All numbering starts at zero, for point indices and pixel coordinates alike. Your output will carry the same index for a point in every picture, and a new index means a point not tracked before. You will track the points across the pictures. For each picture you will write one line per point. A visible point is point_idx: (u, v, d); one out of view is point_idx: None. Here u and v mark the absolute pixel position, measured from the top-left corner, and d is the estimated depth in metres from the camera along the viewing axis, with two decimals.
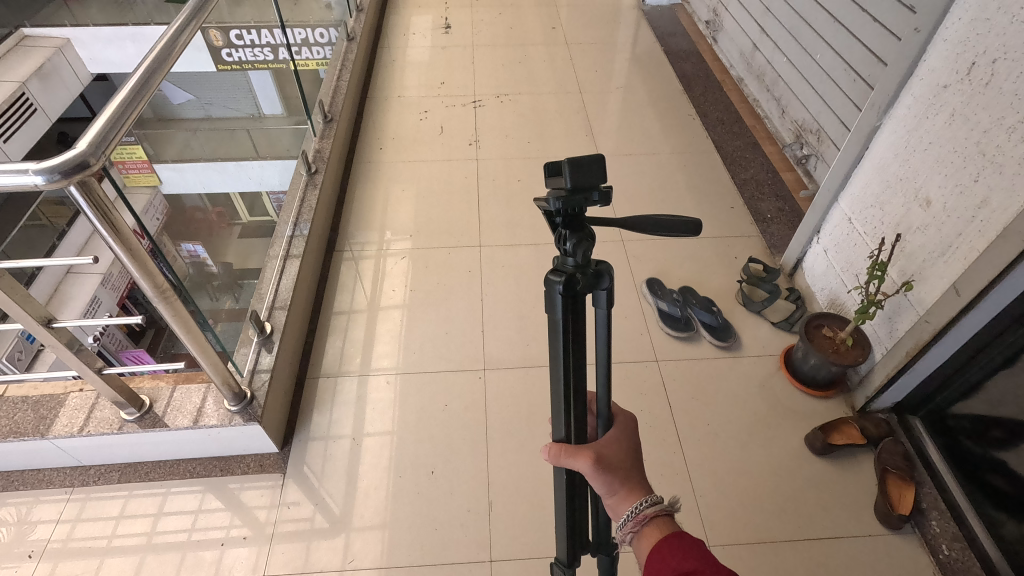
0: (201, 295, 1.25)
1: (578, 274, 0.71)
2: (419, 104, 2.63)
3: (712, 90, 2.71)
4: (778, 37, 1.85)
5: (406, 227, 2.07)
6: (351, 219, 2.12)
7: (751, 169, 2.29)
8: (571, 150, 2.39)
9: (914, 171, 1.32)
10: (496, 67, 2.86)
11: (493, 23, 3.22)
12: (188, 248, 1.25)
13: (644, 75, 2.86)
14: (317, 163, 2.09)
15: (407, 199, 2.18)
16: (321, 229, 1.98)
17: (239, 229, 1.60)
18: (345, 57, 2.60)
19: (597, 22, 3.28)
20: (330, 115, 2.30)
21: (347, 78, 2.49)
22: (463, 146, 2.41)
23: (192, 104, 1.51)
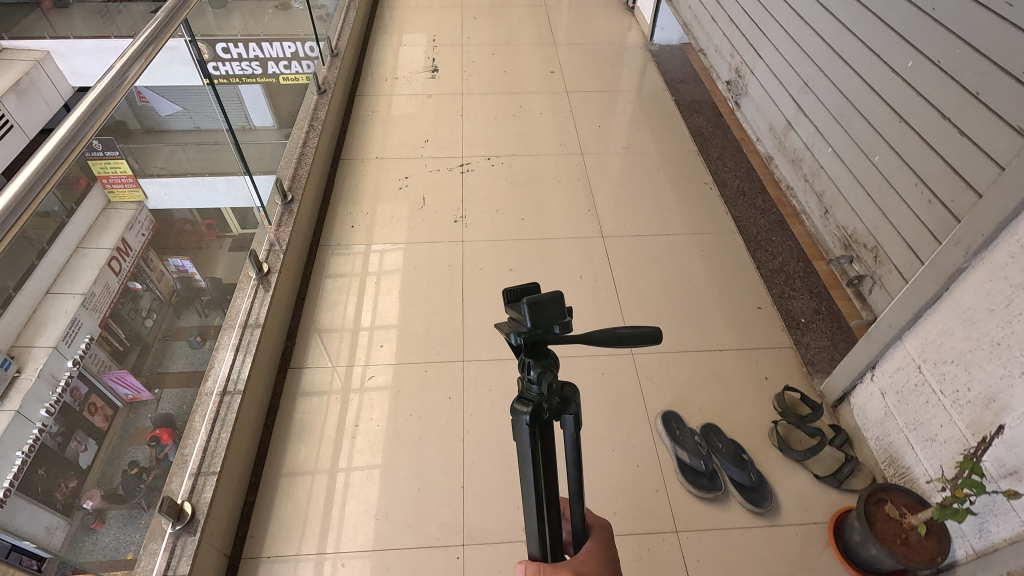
0: (186, 312, 1.47)
1: (543, 403, 0.78)
2: (398, 169, 2.32)
3: (732, 153, 2.40)
4: (821, 122, 1.54)
5: (375, 332, 1.76)
6: (311, 322, 1.81)
7: (778, 257, 1.98)
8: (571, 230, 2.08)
9: (1019, 340, 1.01)
10: (487, 123, 2.55)
11: (486, 66, 2.90)
12: (175, 264, 1.46)
13: (653, 131, 2.56)
14: (272, 258, 1.80)
15: (380, 295, 1.87)
16: (272, 343, 1.67)
17: (230, 242, 1.67)
18: (314, 116, 2.30)
19: (600, 64, 2.97)
20: (292, 192, 2.00)
21: (315, 143, 2.19)
22: (447, 223, 2.10)
23: (180, 115, 1.61)
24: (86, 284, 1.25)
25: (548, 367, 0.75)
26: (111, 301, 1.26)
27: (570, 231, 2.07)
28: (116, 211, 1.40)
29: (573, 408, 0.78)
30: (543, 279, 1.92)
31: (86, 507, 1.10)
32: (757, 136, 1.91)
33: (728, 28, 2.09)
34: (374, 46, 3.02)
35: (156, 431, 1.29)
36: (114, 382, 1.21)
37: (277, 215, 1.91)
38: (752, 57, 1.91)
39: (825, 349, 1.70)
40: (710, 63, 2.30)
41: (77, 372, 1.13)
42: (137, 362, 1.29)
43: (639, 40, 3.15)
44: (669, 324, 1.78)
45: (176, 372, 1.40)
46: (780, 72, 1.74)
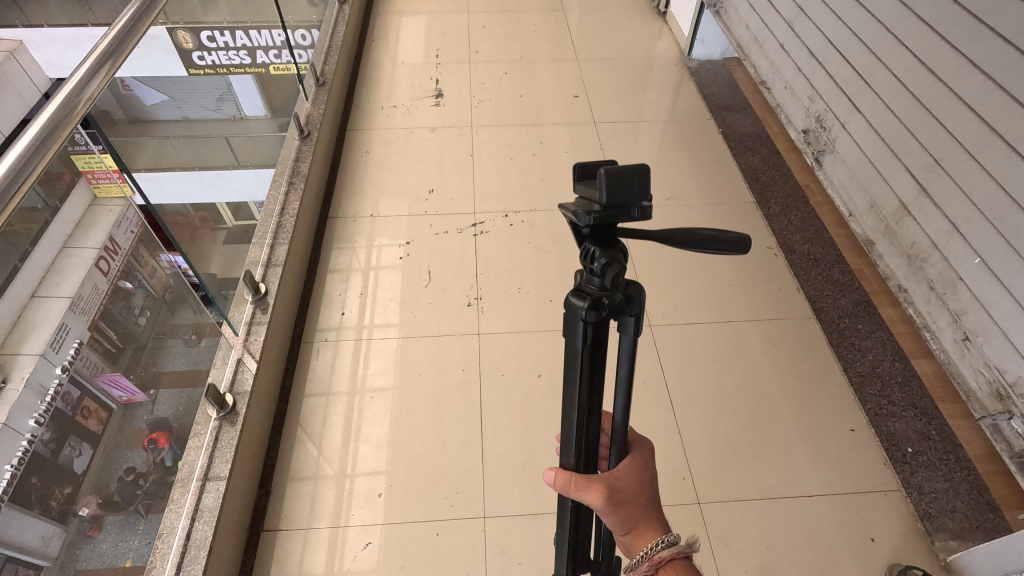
0: (183, 309, 1.30)
1: (604, 296, 0.65)
2: (398, 231, 1.93)
3: (795, 206, 2.00)
4: (961, 216, 1.16)
5: (375, 468, 1.41)
6: (292, 456, 1.44)
7: (868, 356, 1.59)
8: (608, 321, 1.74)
9: None
10: (502, 166, 2.15)
11: (496, 90, 2.48)
12: (168, 257, 1.24)
13: (700, 173, 2.15)
14: (240, 382, 1.42)
15: (378, 413, 1.50)
16: (241, 496, 1.32)
17: (224, 235, 1.55)
18: (295, 170, 1.92)
19: (629, 84, 2.54)
20: (265, 281, 1.61)
21: (296, 207, 1.81)
22: (458, 305, 1.72)
23: (169, 102, 1.46)
24: (75, 284, 1.02)
25: (616, 259, 0.61)
26: (101, 300, 1.09)
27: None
28: (103, 209, 1.08)
29: (641, 307, 0.65)
30: None
31: (83, 515, 1.03)
32: (851, 209, 1.54)
33: (806, 59, 1.71)
34: (367, 67, 2.61)
35: (153, 434, 1.23)
36: (108, 385, 1.11)
37: (247, 315, 1.53)
38: (845, 108, 1.54)
39: (942, 496, 1.34)
40: (777, 101, 1.93)
41: (67, 378, 1.00)
42: (133, 361, 1.19)
43: (673, 55, 2.71)
44: (740, 457, 1.43)
45: (173, 373, 1.30)
46: (892, 135, 1.35)
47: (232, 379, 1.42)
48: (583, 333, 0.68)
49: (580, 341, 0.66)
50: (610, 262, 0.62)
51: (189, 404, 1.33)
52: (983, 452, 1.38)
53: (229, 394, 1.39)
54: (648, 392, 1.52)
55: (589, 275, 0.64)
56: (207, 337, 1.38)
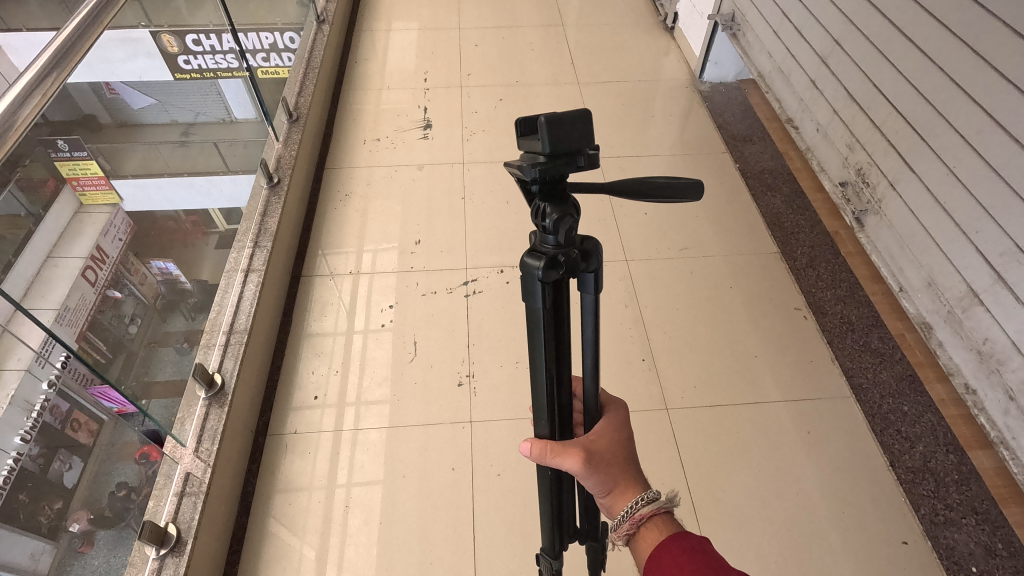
0: (172, 313, 2.01)
1: (562, 249, 0.88)
2: (364, 305, 2.50)
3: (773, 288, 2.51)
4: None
5: (349, 512, 1.99)
6: (286, 509, 2.00)
7: (851, 439, 2.03)
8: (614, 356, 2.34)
9: None
10: (489, 260, 2.64)
11: (490, 164, 3.02)
12: (157, 265, 1.98)
13: (720, 232, 2.75)
14: (202, 477, 1.84)
15: (371, 433, 2.16)
16: (216, 532, 1.85)
17: (215, 236, 2.32)
18: (259, 230, 2.45)
19: (633, 98, 3.34)
20: (220, 378, 2.03)
21: (260, 267, 2.33)
22: (432, 406, 2.22)
23: (152, 107, 2.22)
24: (62, 296, 1.46)
25: (568, 212, 0.84)
26: (79, 322, 1.51)
27: (621, 395, 2.24)
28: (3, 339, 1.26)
29: (594, 254, 0.90)
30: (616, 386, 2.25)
31: (73, 529, 1.72)
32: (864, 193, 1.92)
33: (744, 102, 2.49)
34: (343, 133, 3.20)
35: (144, 452, 1.79)
36: (96, 397, 1.57)
37: (192, 435, 1.90)
38: (893, 169, 2.18)
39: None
40: (808, 141, 2.74)
41: (55, 392, 1.51)
42: (121, 374, 1.66)
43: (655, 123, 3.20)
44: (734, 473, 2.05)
45: (161, 380, 1.85)
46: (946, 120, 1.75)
47: (182, 483, 1.83)
48: (541, 288, 0.91)
49: (540, 295, 0.91)
50: (561, 215, 0.84)
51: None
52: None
53: (173, 526, 1.74)
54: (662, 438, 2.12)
55: (545, 230, 0.86)
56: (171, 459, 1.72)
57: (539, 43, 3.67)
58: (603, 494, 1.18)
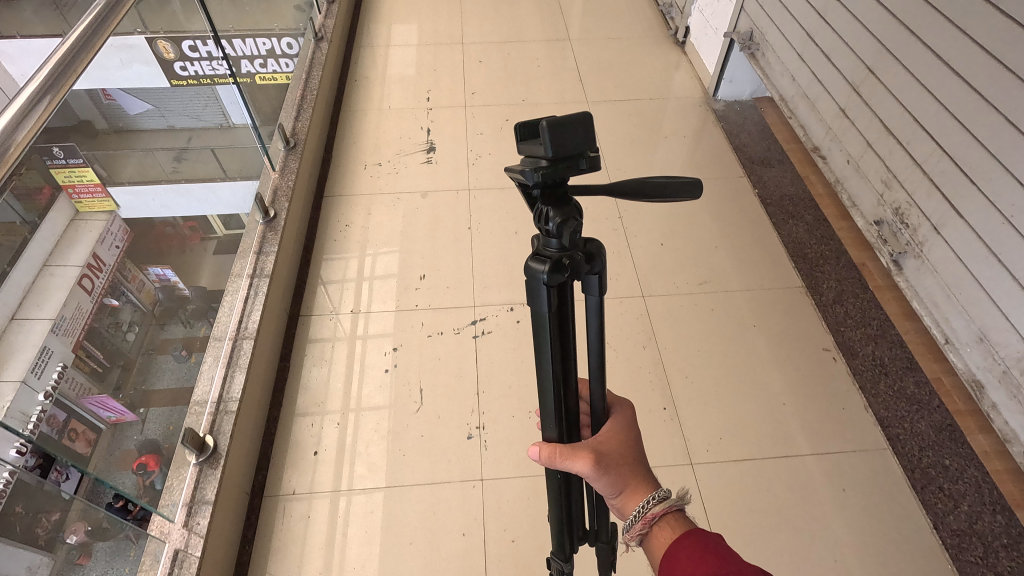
0: (181, 320, 1.41)
1: (568, 257, 0.67)
2: (373, 156, 2.17)
3: (782, 180, 2.09)
4: (868, 125, 1.45)
5: (367, 384, 1.57)
6: (301, 378, 1.59)
7: (871, 346, 1.63)
8: (654, 221, 1.95)
9: (958, 289, 1.24)
10: (485, 152, 2.20)
11: (489, 72, 2.57)
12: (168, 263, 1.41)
13: (743, 114, 2.36)
14: (252, 308, 1.56)
15: (394, 284, 1.78)
16: (258, 400, 1.49)
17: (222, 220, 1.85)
18: (301, 104, 2.13)
19: (642, 12, 2.93)
20: (274, 206, 1.81)
21: (300, 146, 2.00)
22: (411, 287, 1.76)
23: None
24: (87, 240, 1.15)
25: (571, 218, 0.66)
26: (85, 320, 1.10)
27: (663, 273, 1.81)
28: (84, 223, 1.16)
29: (601, 263, 0.67)
30: (643, 241, 1.89)
31: (70, 542, 1.09)
32: (784, 91, 1.84)
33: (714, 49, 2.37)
34: (363, 23, 2.82)
35: (143, 458, 1.21)
36: (95, 406, 1.10)
37: (247, 271, 1.64)
38: None
39: (930, 456, 1.42)
40: None
41: (55, 399, 0.99)
42: (120, 380, 1.18)
43: (663, 39, 2.78)
44: (824, 387, 1.57)
45: (164, 390, 1.30)
46: (812, 11, 1.67)
47: (240, 313, 1.55)
48: (549, 296, 0.69)
49: (545, 302, 0.65)
50: (570, 222, 0.66)
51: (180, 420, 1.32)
52: (991, 449, 1.40)
53: (209, 435, 1.34)
54: (716, 308, 1.72)
55: (546, 240, 0.67)
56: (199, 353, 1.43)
57: None
58: (610, 492, 0.87)
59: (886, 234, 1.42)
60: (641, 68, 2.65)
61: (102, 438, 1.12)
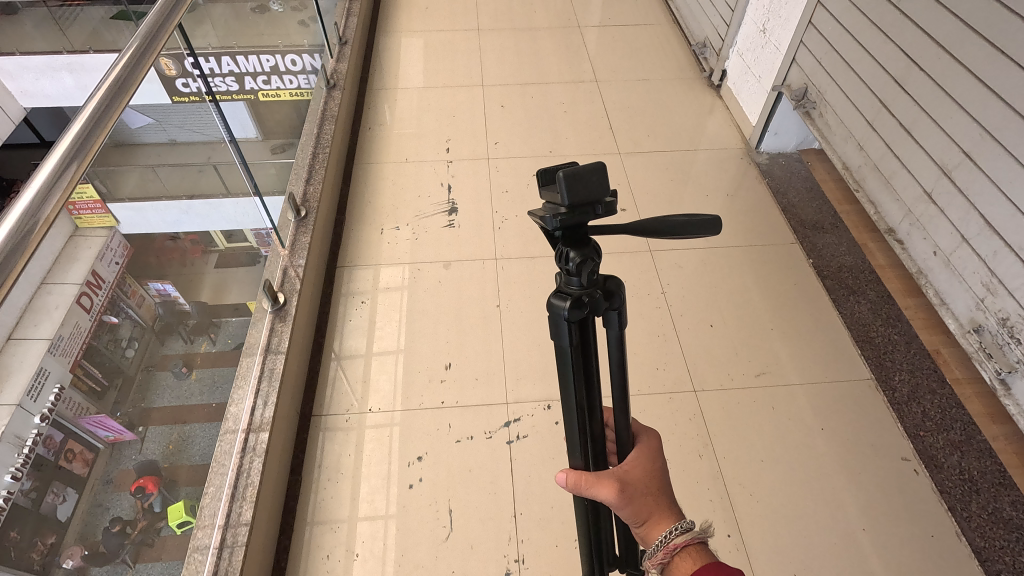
0: (172, 338, 1.28)
1: (585, 294, 0.72)
2: (391, 219, 2.00)
3: (838, 248, 1.91)
4: (964, 217, 1.28)
5: (389, 499, 1.39)
6: (315, 492, 1.42)
7: (957, 456, 1.44)
8: (699, 298, 1.77)
9: None
10: (511, 211, 2.03)
11: (512, 118, 2.40)
12: (155, 286, 1.22)
13: (788, 169, 2.19)
14: (260, 419, 1.40)
15: (415, 373, 1.60)
16: (265, 526, 1.31)
17: (216, 258, 1.45)
18: (312, 164, 1.96)
19: (671, 52, 2.76)
20: (283, 290, 1.63)
21: (312, 215, 1.82)
22: (434, 378, 1.59)
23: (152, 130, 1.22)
24: (81, 264, 0.96)
25: (590, 256, 0.70)
26: (82, 341, 1.01)
27: (715, 361, 1.63)
28: (83, 240, 0.97)
29: (619, 295, 0.72)
30: (690, 322, 1.72)
31: (67, 566, 1.01)
32: (847, 159, 1.67)
33: (758, 99, 2.20)
34: (377, 63, 2.66)
35: (140, 480, 1.15)
36: (93, 425, 1.05)
37: (254, 374, 1.47)
38: None
39: None
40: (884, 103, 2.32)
41: (51, 421, 0.96)
42: (119, 398, 1.11)
43: (695, 81, 2.61)
44: (907, 507, 1.37)
45: (163, 407, 1.24)
46: (885, 79, 1.49)
47: (247, 426, 1.39)
48: (571, 329, 0.75)
49: (568, 337, 0.71)
50: (585, 260, 0.70)
51: (179, 440, 1.27)
52: None
53: None
54: (776, 405, 1.54)
55: (566, 276, 0.72)
56: (199, 368, 1.36)
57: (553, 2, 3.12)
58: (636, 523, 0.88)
59: (989, 345, 1.25)
60: (674, 112, 2.47)
61: (100, 457, 1.07)
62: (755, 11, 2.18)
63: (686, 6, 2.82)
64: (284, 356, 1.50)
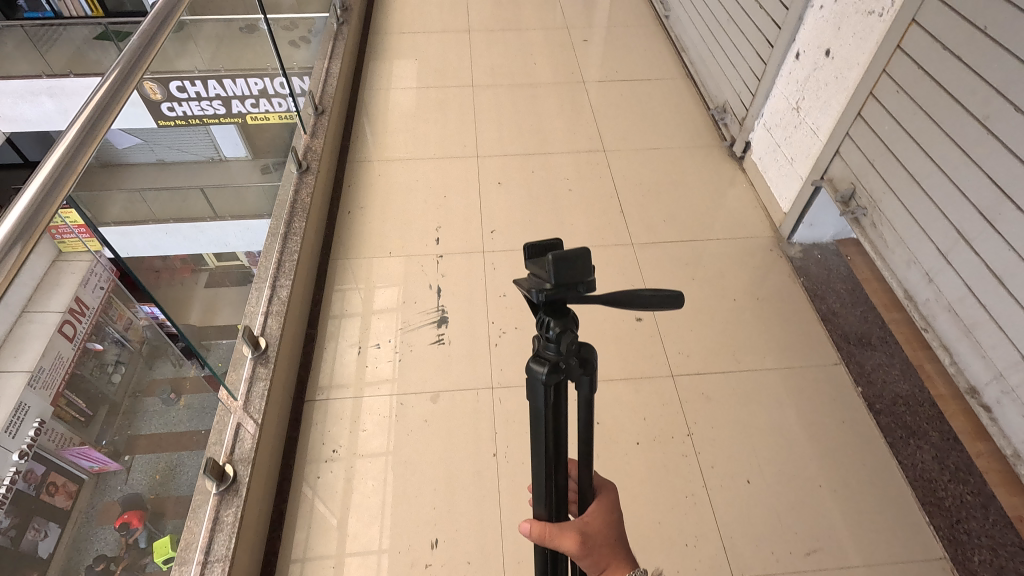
0: (160, 364, 1.17)
1: (562, 363, 0.63)
2: (370, 334, 1.72)
3: (891, 372, 1.64)
4: None
5: None
6: None
7: None
8: (732, 444, 1.50)
9: None
10: (510, 321, 1.76)
11: (511, 197, 2.13)
12: (145, 309, 1.10)
13: (825, 266, 1.92)
14: None
15: (396, 554, 1.34)
16: None
17: (205, 278, 1.38)
18: (277, 277, 1.67)
19: (685, 114, 2.50)
20: (232, 459, 1.34)
21: (275, 347, 1.53)
22: (418, 561, 1.33)
23: (138, 148, 1.16)
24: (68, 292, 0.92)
25: (570, 328, 0.62)
26: (66, 369, 0.97)
27: (755, 537, 1.36)
28: (66, 265, 0.89)
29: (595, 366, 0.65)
30: (722, 478, 1.45)
31: None
32: (910, 287, 1.41)
33: (791, 185, 1.93)
34: (359, 130, 2.39)
35: (125, 515, 1.12)
36: (76, 457, 1.02)
37: None
38: None
39: None
40: None
41: (32, 454, 0.93)
42: (105, 424, 1.09)
43: (714, 151, 2.34)
44: None
45: (150, 434, 1.19)
46: (964, 204, 1.24)
47: None
48: (545, 397, 0.66)
49: (542, 398, 0.63)
50: (565, 331, 0.62)
51: (166, 471, 1.22)
52: None
53: None
54: None
55: (542, 343, 0.64)
56: (188, 395, 1.26)
57: (554, 51, 2.85)
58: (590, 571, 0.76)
59: None
60: (693, 190, 2.20)
61: (84, 489, 1.05)
62: (787, 85, 1.91)
63: (702, 62, 2.56)
64: (227, 563, 1.20)
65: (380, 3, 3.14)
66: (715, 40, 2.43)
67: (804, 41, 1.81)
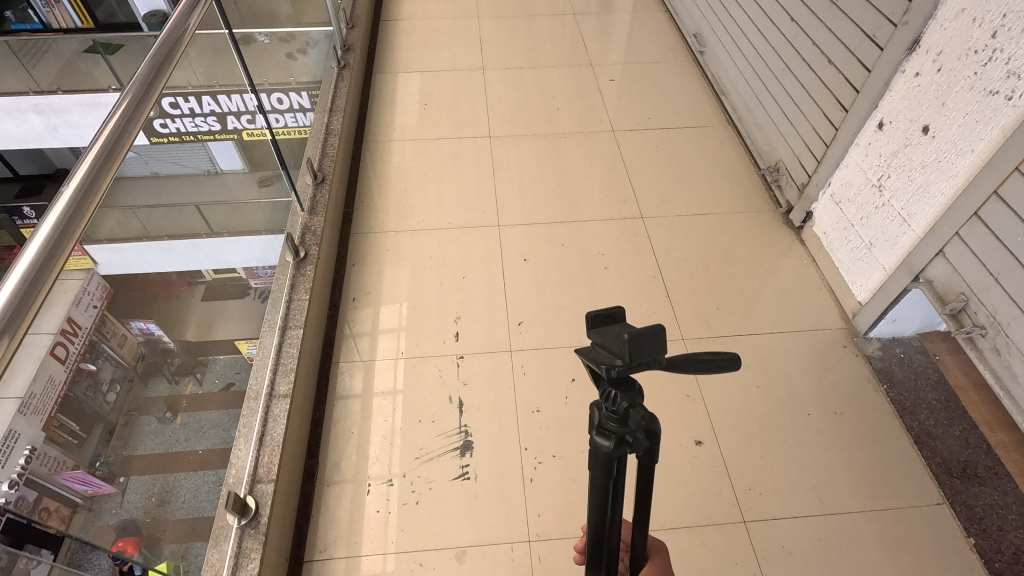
0: (155, 378, 1.35)
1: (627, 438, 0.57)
2: (379, 466, 1.45)
3: (1008, 518, 1.35)
4: None
5: None
6: None
7: None
8: None
9: None
10: (546, 446, 1.48)
11: (539, 277, 1.86)
12: (138, 325, 1.30)
13: (911, 370, 1.64)
14: None
15: None
16: None
17: (202, 289, 1.62)
18: (269, 407, 1.39)
19: (730, 171, 2.22)
20: None
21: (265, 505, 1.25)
22: None
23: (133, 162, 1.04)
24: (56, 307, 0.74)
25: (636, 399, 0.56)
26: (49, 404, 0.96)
27: None
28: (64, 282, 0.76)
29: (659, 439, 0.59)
30: None
31: None
32: None
33: (870, 277, 1.66)
34: (364, 196, 2.11)
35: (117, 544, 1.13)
36: (70, 481, 1.10)
37: None
38: None
39: None
40: None
41: None
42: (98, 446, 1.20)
43: (767, 219, 2.06)
44: None
45: (143, 455, 1.31)
46: None
47: None
48: (606, 467, 0.60)
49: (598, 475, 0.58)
50: (631, 405, 0.56)
51: (161, 492, 1.34)
52: None
53: None
54: None
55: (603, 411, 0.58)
56: (184, 413, 1.44)
57: (580, 93, 2.58)
58: None
59: None
60: (747, 267, 1.92)
61: (78, 510, 1.12)
62: (864, 159, 1.65)
63: (748, 110, 2.28)
64: None
65: (387, 40, 2.87)
66: (764, 89, 2.16)
67: (890, 109, 1.53)
